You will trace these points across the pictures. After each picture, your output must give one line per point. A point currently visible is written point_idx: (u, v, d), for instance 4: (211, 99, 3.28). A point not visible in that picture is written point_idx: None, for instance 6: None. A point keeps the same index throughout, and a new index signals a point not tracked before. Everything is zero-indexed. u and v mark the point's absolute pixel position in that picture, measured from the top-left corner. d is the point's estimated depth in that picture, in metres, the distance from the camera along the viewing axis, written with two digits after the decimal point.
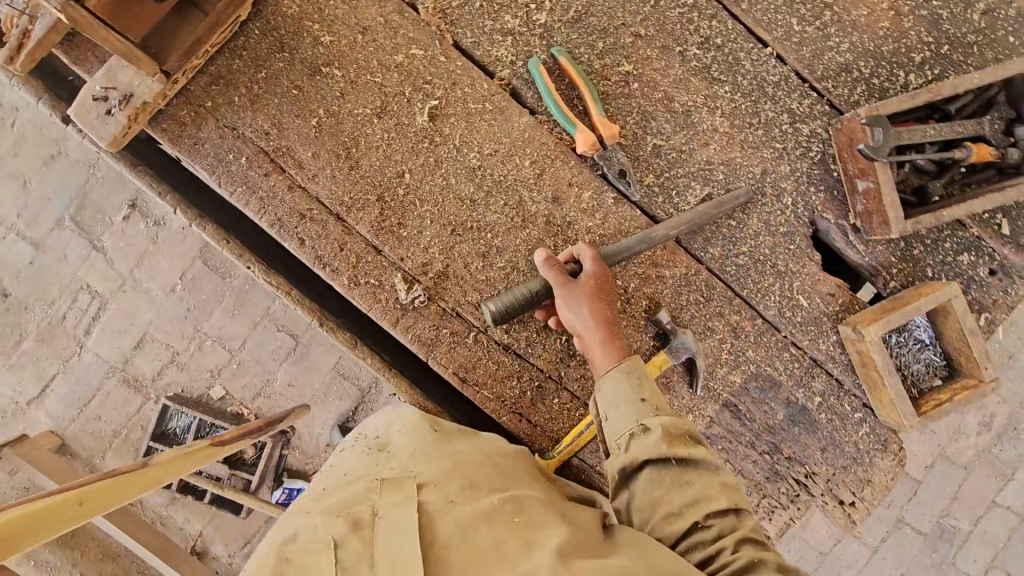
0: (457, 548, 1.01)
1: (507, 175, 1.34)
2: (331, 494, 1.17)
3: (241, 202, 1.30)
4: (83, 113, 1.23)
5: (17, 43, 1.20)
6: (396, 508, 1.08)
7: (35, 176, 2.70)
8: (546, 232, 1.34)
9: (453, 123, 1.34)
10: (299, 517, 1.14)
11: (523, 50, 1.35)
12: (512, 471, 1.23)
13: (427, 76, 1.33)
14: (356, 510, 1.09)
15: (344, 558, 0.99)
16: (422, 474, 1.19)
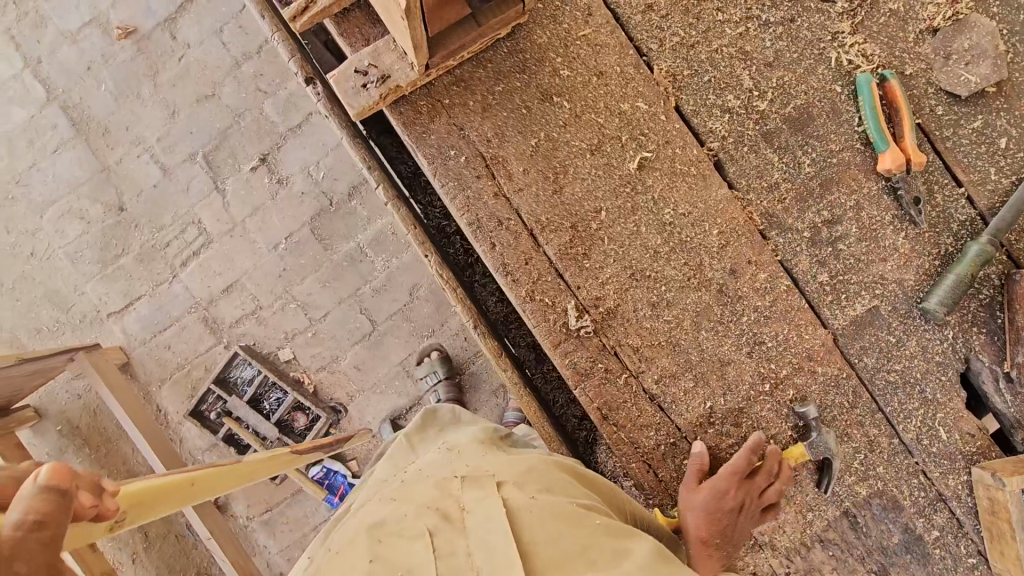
0: (539, 551, 1.08)
1: (694, 238, 1.40)
2: (419, 487, 1.26)
3: (449, 196, 1.38)
4: (342, 82, 1.33)
5: (303, 6, 1.31)
6: (479, 505, 1.16)
7: (185, 109, 2.81)
8: (717, 299, 1.40)
9: (658, 178, 1.40)
10: (383, 506, 1.23)
11: (737, 129, 1.42)
12: (577, 480, 1.30)
13: (646, 129, 1.41)
14: (442, 504, 1.19)
15: (437, 553, 1.08)
16: (498, 470, 1.27)
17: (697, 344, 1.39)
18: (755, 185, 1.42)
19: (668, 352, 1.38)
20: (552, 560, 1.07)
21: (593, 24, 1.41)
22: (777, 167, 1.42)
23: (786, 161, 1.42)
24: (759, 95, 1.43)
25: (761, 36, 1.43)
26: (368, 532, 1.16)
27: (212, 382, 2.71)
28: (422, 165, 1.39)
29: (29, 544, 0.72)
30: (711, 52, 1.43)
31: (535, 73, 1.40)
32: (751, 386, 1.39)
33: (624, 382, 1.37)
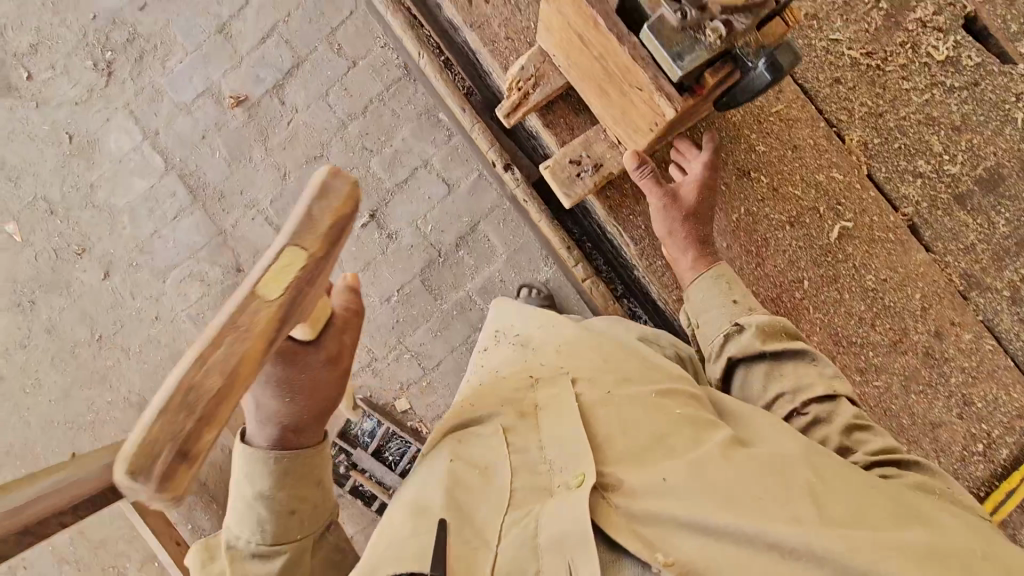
0: (605, 439, 1.06)
1: (897, 302, 1.43)
2: (491, 387, 1.24)
3: (658, 275, 1.45)
4: (556, 170, 1.37)
5: (517, 101, 1.37)
6: (555, 404, 1.14)
7: (295, 170, 2.88)
8: (924, 361, 1.42)
9: (857, 246, 1.44)
10: (461, 397, 1.24)
11: (929, 193, 1.46)
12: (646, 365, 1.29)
13: (842, 199, 1.44)
14: (518, 402, 1.18)
15: (514, 442, 1.09)
16: (572, 368, 1.24)
17: (907, 407, 1.41)
18: (951, 248, 1.46)
19: (879, 416, 1.41)
20: (626, 450, 1.04)
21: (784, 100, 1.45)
22: (972, 228, 1.46)
23: (980, 221, 1.46)
24: (949, 160, 1.46)
25: (946, 101, 1.47)
26: (449, 425, 1.17)
27: (338, 436, 2.81)
28: (628, 245, 1.46)
29: (351, 321, 1.05)
30: (899, 119, 1.46)
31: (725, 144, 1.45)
32: (964, 446, 1.41)
33: None
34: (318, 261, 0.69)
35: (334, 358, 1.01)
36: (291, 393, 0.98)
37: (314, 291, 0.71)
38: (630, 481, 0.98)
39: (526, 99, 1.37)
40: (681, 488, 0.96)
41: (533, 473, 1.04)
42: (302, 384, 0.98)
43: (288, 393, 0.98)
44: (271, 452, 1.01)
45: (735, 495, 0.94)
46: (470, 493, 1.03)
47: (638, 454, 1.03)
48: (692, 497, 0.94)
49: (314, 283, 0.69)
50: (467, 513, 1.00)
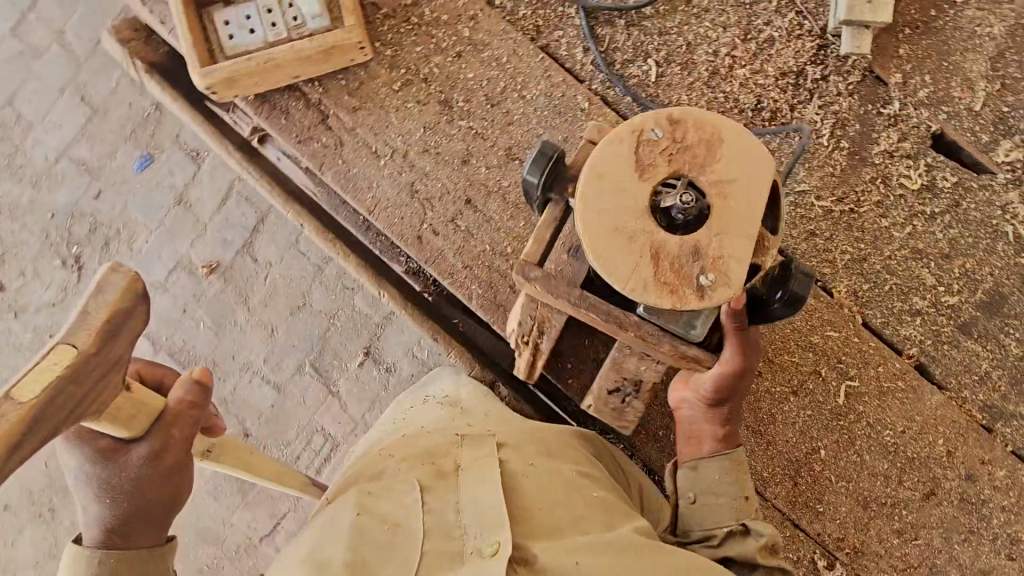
0: (384, 498, 0.98)
1: (920, 452, 1.38)
2: (415, 438, 1.18)
3: None
4: (601, 407, 1.24)
5: (529, 360, 1.22)
6: (478, 463, 1.04)
7: (281, 325, 2.27)
8: (960, 507, 1.38)
9: (865, 403, 1.39)
10: (402, 439, 1.19)
11: (931, 330, 1.40)
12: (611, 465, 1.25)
13: (840, 359, 1.39)
14: (438, 460, 1.06)
15: (405, 503, 0.96)
16: (498, 432, 1.18)
17: (952, 559, 1.38)
18: (964, 381, 1.40)
19: (924, 573, 1.38)
20: (537, 522, 0.96)
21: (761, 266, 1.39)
22: (983, 357, 1.40)
23: (990, 348, 1.40)
24: (945, 290, 1.40)
25: (930, 229, 1.40)
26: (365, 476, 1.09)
27: None
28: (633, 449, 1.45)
29: (173, 449, 0.94)
30: (885, 259, 1.40)
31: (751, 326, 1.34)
32: None
33: None
34: (93, 356, 0.70)
35: (164, 455, 0.93)
36: (115, 494, 0.91)
37: (120, 338, 0.72)
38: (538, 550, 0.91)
39: (538, 352, 1.20)
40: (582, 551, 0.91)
41: (450, 500, 0.96)
42: (140, 488, 0.92)
43: (109, 496, 0.91)
44: (95, 556, 0.90)
45: (444, 533, 0.92)
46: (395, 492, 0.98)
47: (423, 530, 0.92)
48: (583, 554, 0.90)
49: (94, 392, 0.72)
50: (395, 509, 0.95)
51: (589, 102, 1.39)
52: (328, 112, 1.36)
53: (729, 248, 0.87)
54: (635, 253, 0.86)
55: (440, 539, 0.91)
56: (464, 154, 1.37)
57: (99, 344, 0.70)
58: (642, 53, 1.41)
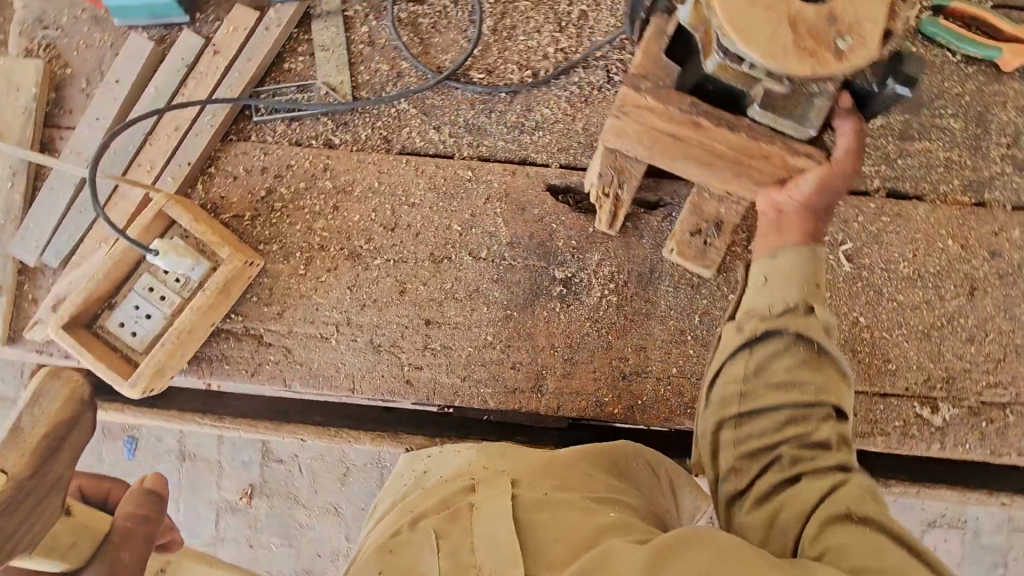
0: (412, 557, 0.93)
1: (940, 262, 1.38)
2: (433, 491, 1.12)
3: None
4: (685, 250, 1.31)
5: (611, 211, 1.31)
6: (489, 502, 1.00)
7: (342, 500, 2.20)
8: (1005, 284, 1.37)
9: (867, 254, 1.38)
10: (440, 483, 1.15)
11: (879, 156, 1.41)
12: (627, 467, 1.21)
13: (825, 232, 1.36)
14: (453, 507, 1.01)
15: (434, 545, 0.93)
16: (510, 471, 1.12)
17: None
18: (935, 179, 1.41)
19: (1018, 359, 1.35)
20: (554, 553, 0.89)
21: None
22: (935, 149, 1.41)
23: (935, 138, 1.41)
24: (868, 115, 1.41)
25: None
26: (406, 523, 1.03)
27: None
28: None
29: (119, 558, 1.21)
30: None
31: (721, 194, 1.29)
32: None
33: (1013, 413, 1.34)
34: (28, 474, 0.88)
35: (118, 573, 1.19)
36: None
37: (60, 453, 0.93)
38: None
39: (619, 201, 1.29)
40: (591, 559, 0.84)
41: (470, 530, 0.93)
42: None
43: None
44: None
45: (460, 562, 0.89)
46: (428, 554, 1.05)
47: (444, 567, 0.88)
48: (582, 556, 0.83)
49: (25, 525, 0.92)
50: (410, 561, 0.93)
51: (470, 170, 1.40)
52: (259, 333, 1.35)
53: (861, 12, 0.84)
54: (774, 17, 0.83)
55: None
56: (397, 285, 1.37)
57: (40, 452, 0.90)
58: (487, 97, 1.41)
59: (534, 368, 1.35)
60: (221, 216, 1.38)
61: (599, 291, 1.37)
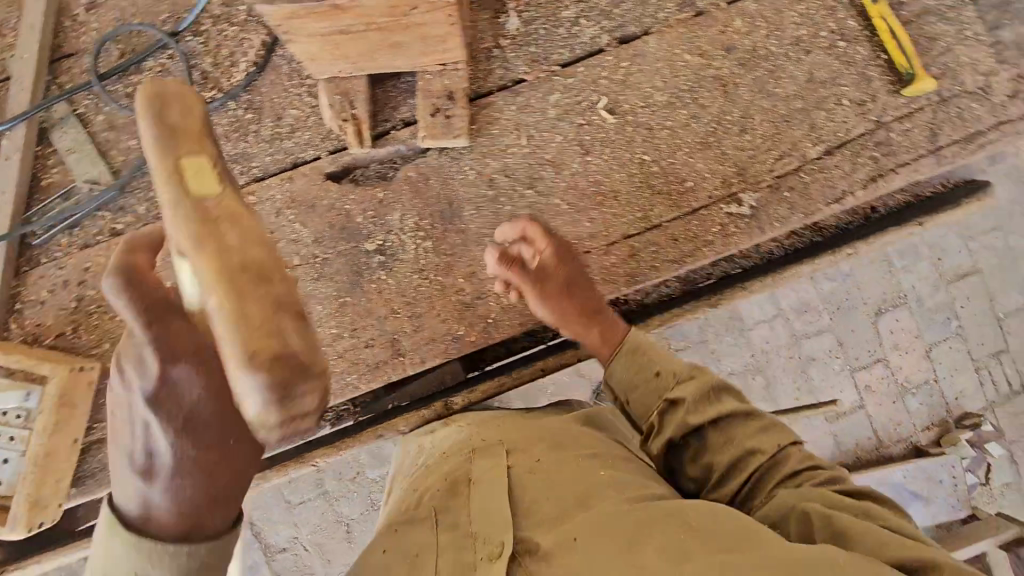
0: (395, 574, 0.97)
1: (688, 77, 1.47)
2: (437, 466, 1.19)
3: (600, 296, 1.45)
4: (433, 131, 1.41)
5: (355, 128, 1.42)
6: (490, 477, 1.07)
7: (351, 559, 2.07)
8: (750, 69, 1.47)
9: (624, 101, 1.47)
10: (406, 492, 1.19)
11: (596, 13, 1.49)
12: (592, 421, 1.28)
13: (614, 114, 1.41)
14: (453, 477, 1.10)
15: (427, 554, 0.97)
16: (507, 439, 1.18)
17: (789, 97, 1.46)
18: (654, 10, 1.49)
19: (788, 126, 1.46)
20: (541, 510, 0.98)
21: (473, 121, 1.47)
22: None
23: None
24: None
25: None
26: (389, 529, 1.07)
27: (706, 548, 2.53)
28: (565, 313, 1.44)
29: None
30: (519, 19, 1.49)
31: (437, 69, 1.41)
32: (837, 59, 1.46)
33: (806, 173, 1.45)
34: None
35: None
36: None
37: None
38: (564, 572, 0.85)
39: (358, 118, 1.42)
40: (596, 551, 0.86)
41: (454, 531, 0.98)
42: None
43: None
44: None
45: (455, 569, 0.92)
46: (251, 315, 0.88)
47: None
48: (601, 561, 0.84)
49: None
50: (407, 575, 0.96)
51: (251, 195, 1.45)
52: None
53: None
54: None
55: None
56: None
57: None
58: (239, 124, 1.47)
59: (388, 337, 1.41)
60: (45, 342, 1.40)
61: (412, 243, 1.44)
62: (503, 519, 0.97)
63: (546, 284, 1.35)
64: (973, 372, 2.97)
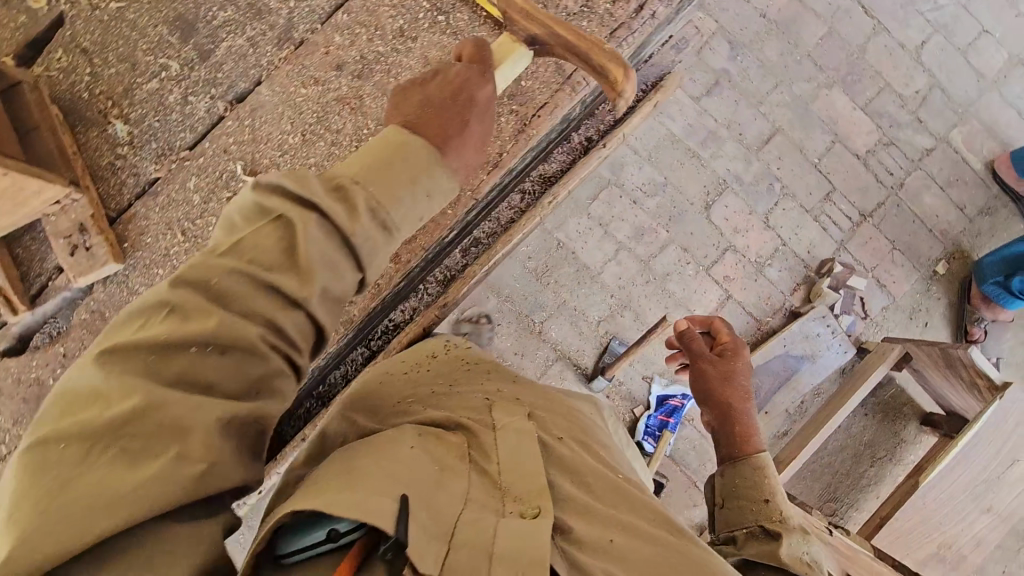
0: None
1: (312, 110, 1.44)
2: (443, 454, 1.12)
3: None
4: (79, 270, 1.37)
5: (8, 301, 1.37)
6: (442, 484, 1.04)
7: None
8: (367, 78, 1.45)
9: (262, 158, 1.43)
10: (433, 455, 1.10)
11: (201, 85, 1.45)
12: (542, 403, 1.42)
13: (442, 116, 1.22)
14: (438, 479, 1.05)
15: (448, 518, 0.99)
16: (529, 462, 1.13)
17: None
18: (255, 59, 1.46)
19: None
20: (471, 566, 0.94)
21: (124, 239, 1.42)
22: (232, 40, 1.46)
23: (224, 33, 1.46)
24: (165, 67, 1.45)
25: (102, 77, 1.44)
26: (319, 493, 0.94)
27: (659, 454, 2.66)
28: None
29: None
30: (127, 122, 1.44)
31: (56, 208, 1.36)
32: (445, 36, 1.46)
33: None
34: None
35: None
36: None
37: None
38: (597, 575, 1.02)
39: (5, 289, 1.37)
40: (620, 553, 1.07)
41: (445, 518, 0.98)
42: None
43: None
44: None
45: (477, 557, 0.95)
46: (138, 351, 0.84)
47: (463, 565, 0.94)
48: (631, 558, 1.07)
49: None
50: (445, 547, 0.95)
51: None
52: None
53: None
54: None
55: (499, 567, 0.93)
56: None
57: None
58: None
59: None
60: None
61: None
62: (534, 488, 1.07)
63: (725, 370, 1.67)
64: (813, 222, 3.06)
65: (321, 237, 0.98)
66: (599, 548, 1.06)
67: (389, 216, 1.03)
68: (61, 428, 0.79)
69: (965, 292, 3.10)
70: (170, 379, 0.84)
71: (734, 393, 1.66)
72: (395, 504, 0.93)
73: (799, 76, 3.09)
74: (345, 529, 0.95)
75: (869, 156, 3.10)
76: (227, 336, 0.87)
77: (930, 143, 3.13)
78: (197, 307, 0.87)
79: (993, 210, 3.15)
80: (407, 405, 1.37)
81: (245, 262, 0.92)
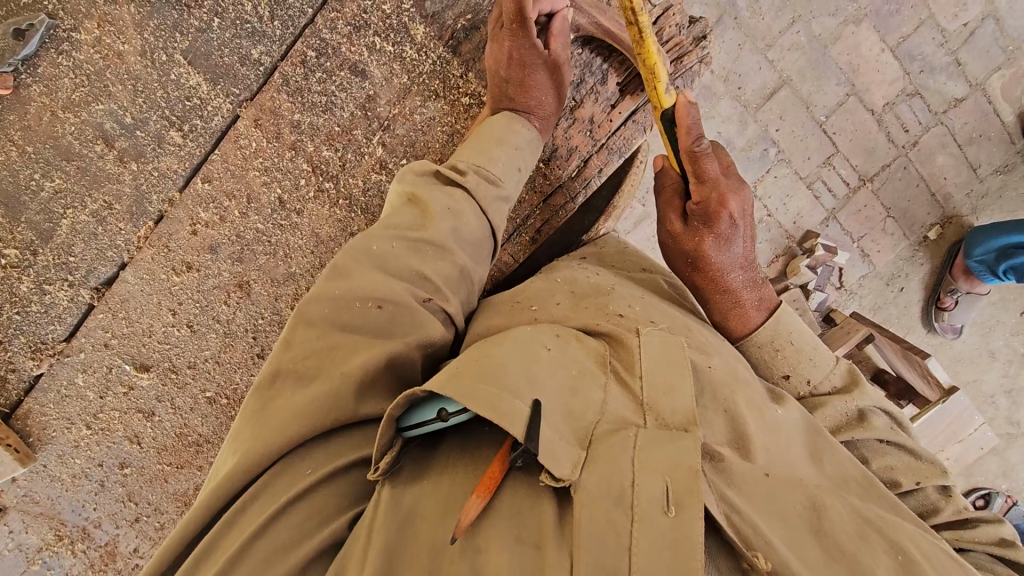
0: (487, 556, 0.62)
1: (193, 300, 1.23)
2: (586, 363, 0.78)
3: None
4: None
5: None
6: (570, 386, 0.73)
7: None
8: (248, 261, 1.20)
9: (150, 353, 1.27)
10: (577, 354, 0.79)
11: (51, 272, 1.19)
12: (670, 321, 0.92)
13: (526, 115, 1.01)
14: (574, 398, 0.71)
15: (587, 424, 0.69)
16: (669, 381, 0.75)
17: (305, 271, 1.21)
18: (109, 240, 1.18)
19: None
20: (601, 476, 0.63)
21: (28, 434, 1.30)
22: (71, 216, 1.15)
23: (60, 209, 1.15)
24: (3, 253, 1.15)
25: None
26: (450, 379, 0.67)
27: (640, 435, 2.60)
28: None
29: None
30: None
31: None
32: (333, 205, 1.16)
33: None
34: None
35: None
36: None
37: None
38: (775, 544, 0.65)
39: None
40: (775, 496, 0.71)
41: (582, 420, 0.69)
42: None
43: None
44: None
45: (614, 471, 0.64)
46: (370, 314, 0.78)
47: (600, 494, 0.62)
48: (789, 506, 0.71)
49: None
50: (584, 455, 0.66)
51: None
52: None
53: None
54: None
55: (645, 495, 0.62)
56: None
57: None
58: None
59: None
60: None
61: (67, 551, 1.43)
62: (685, 412, 0.71)
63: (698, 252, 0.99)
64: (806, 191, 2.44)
65: (408, 247, 0.83)
66: (754, 492, 0.70)
67: (466, 161, 0.93)
68: (248, 443, 0.72)
69: (950, 260, 2.55)
70: (295, 408, 0.72)
71: (707, 275, 1.00)
72: (529, 412, 0.64)
73: (824, 8, 2.23)
74: (457, 408, 0.68)
75: (886, 110, 2.40)
76: (354, 389, 0.72)
77: (963, 92, 2.42)
78: (329, 338, 0.77)
79: (1012, 168, 2.54)
80: (527, 310, 0.95)
81: (335, 317, 0.77)
